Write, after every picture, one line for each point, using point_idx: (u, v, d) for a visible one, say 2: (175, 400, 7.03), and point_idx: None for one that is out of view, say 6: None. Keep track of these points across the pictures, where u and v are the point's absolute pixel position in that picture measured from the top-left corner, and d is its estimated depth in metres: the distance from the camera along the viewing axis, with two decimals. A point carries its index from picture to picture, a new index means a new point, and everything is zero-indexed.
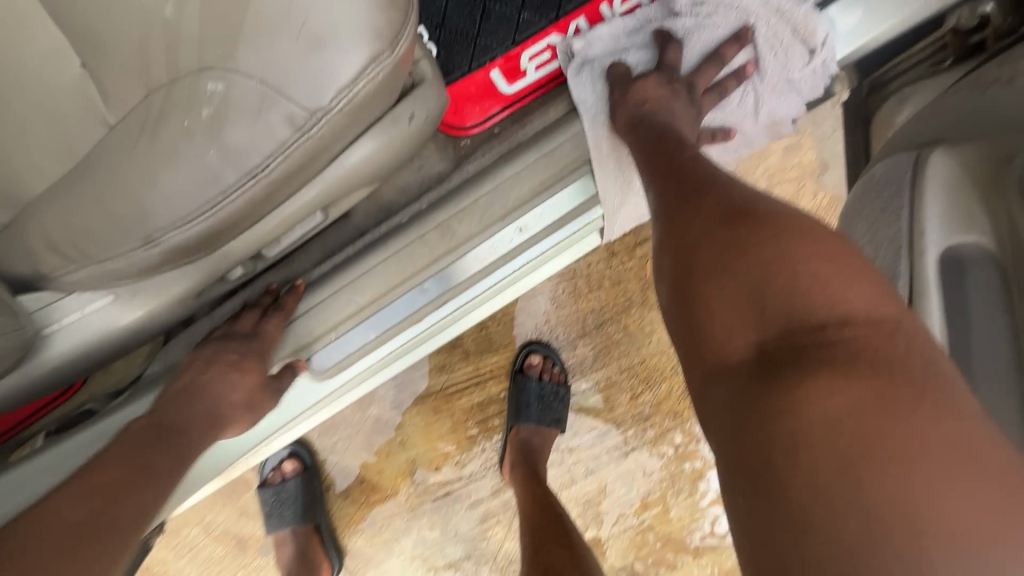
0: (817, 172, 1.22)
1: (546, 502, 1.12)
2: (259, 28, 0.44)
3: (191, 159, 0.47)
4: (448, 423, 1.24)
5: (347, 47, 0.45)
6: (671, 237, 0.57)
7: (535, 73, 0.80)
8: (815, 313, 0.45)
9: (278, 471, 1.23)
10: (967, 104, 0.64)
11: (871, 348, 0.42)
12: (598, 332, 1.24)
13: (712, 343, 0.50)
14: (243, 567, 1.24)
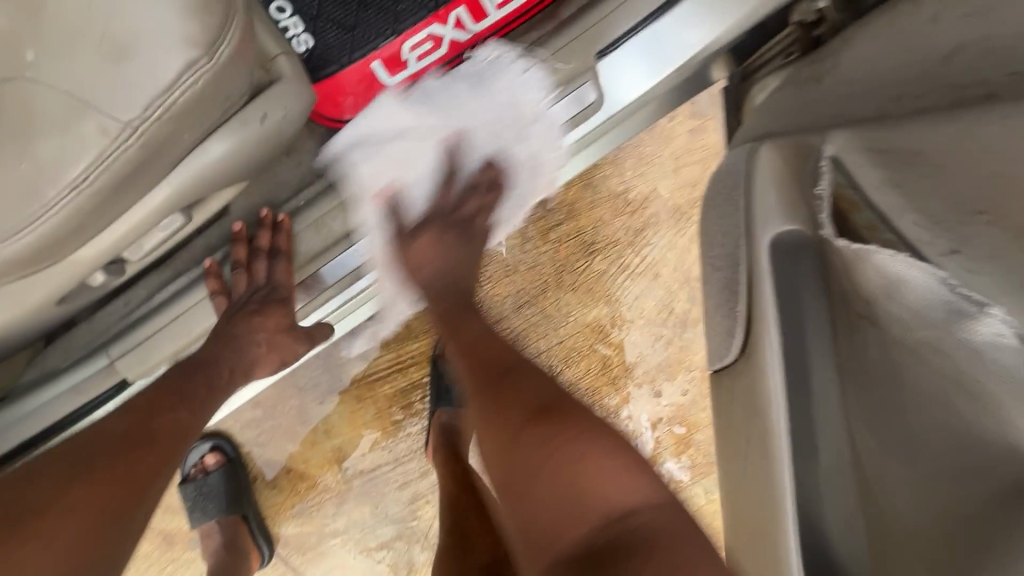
0: (721, 154, 1.26)
1: (466, 482, 1.15)
2: (65, 39, 0.45)
3: (11, 166, 0.46)
4: (372, 410, 1.26)
5: (156, 52, 0.45)
6: (499, 417, 0.72)
7: (417, 63, 0.78)
8: (607, 500, 0.62)
9: (200, 466, 1.24)
10: (792, 99, 0.69)
11: (654, 535, 0.58)
12: (517, 315, 1.28)
13: (593, 492, 0.63)
14: (172, 561, 1.25)
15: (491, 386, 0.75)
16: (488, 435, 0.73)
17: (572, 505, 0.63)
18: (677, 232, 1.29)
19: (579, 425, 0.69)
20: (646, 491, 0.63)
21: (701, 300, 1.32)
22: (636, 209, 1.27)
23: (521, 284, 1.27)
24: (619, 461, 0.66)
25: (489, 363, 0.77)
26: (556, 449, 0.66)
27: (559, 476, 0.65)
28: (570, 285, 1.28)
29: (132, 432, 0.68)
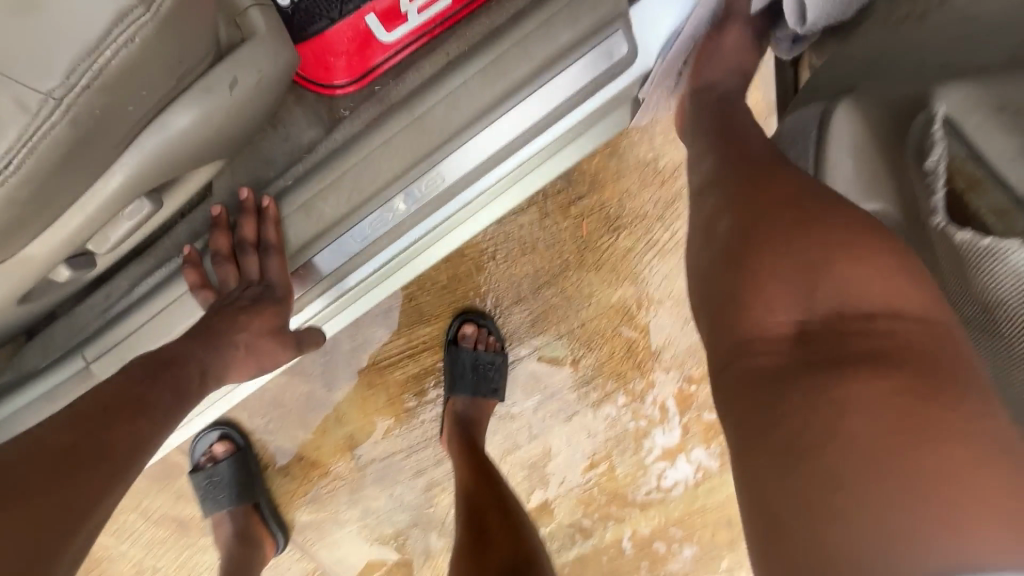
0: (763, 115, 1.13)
1: (481, 473, 1.11)
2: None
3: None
4: (384, 396, 1.20)
5: (80, 6, 0.36)
6: (744, 203, 0.54)
7: (418, 16, 0.65)
8: (864, 301, 0.45)
9: (209, 454, 1.21)
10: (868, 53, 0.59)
11: (907, 356, 0.42)
12: (536, 297, 1.19)
13: (750, 316, 0.49)
14: (189, 546, 1.24)
15: (744, 190, 0.55)
16: (707, 250, 0.56)
17: (807, 346, 0.46)
18: None
19: (872, 245, 0.47)
20: (925, 307, 0.45)
21: None
22: (666, 179, 1.15)
23: (539, 264, 1.17)
24: (879, 358, 0.42)
25: (758, 162, 0.56)
26: (805, 233, 0.49)
27: (806, 271, 0.48)
28: (592, 264, 1.18)
29: (77, 444, 0.55)
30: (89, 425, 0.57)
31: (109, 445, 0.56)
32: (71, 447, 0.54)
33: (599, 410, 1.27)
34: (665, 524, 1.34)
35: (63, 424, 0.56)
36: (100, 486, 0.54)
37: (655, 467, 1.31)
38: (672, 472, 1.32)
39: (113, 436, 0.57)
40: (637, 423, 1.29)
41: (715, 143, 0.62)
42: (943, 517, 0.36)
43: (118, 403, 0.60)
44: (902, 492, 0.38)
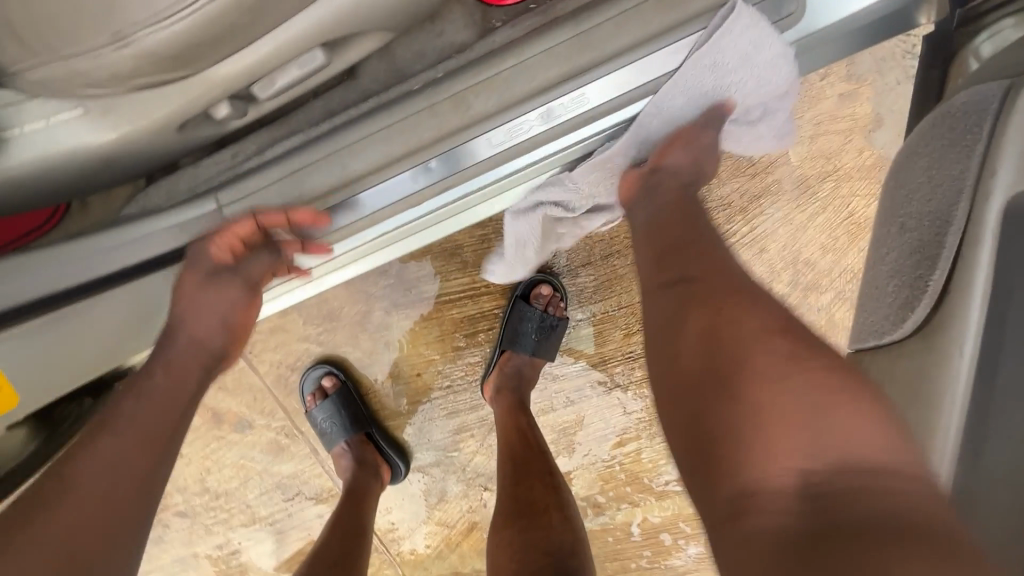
0: (869, 128, 1.12)
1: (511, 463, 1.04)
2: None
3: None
4: (436, 330, 1.22)
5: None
6: (690, 300, 0.60)
7: None
8: (834, 457, 0.45)
9: (317, 392, 1.23)
10: None
11: (872, 481, 0.43)
12: (603, 264, 1.19)
13: (753, 482, 0.47)
14: (218, 438, 1.26)
15: (739, 301, 0.58)
16: (665, 289, 0.64)
17: (711, 360, 0.55)
18: (797, 206, 1.17)
19: (754, 304, 0.58)
20: (904, 460, 0.45)
21: (805, 286, 1.21)
22: (759, 172, 1.15)
23: (616, 231, 1.17)
24: (797, 348, 0.52)
25: (722, 287, 0.60)
26: (730, 402, 0.51)
27: (747, 425, 0.49)
28: None
29: (137, 418, 0.62)
30: (146, 394, 0.64)
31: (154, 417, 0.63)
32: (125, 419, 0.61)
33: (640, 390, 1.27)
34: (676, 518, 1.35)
35: (131, 395, 0.63)
36: (165, 451, 0.63)
37: None
38: None
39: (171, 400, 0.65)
40: None
41: (694, 266, 0.63)
42: (844, 455, 0.45)
43: (172, 382, 0.66)
44: (818, 458, 0.45)
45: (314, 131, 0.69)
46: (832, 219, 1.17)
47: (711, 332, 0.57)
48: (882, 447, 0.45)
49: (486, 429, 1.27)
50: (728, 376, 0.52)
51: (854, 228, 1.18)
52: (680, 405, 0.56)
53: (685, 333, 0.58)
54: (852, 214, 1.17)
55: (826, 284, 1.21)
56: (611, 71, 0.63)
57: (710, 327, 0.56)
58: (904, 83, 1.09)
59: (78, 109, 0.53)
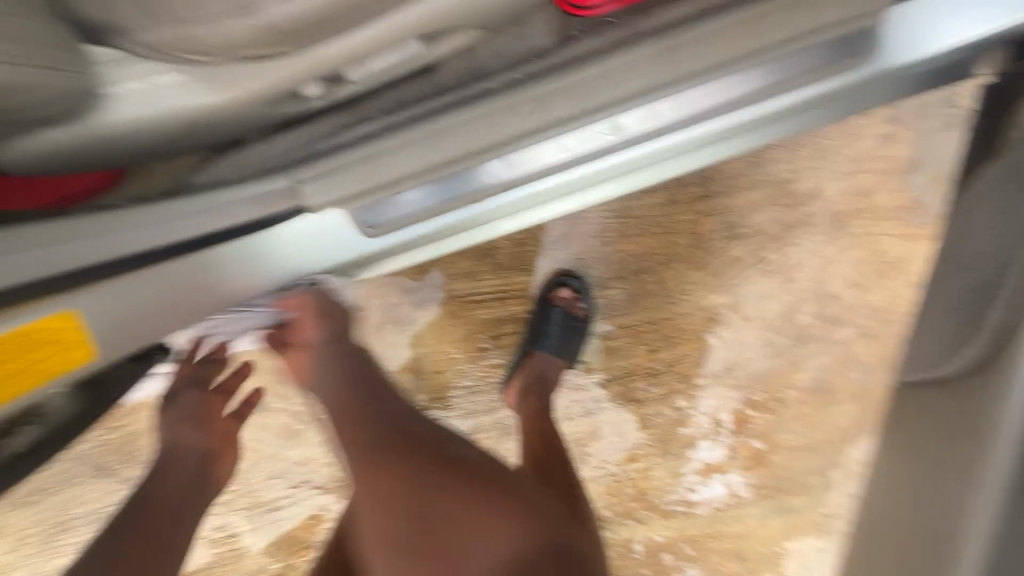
0: (906, 170, 1.15)
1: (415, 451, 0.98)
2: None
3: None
4: (461, 329, 1.22)
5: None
6: (386, 471, 0.96)
7: None
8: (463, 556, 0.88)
9: None
10: None
11: (471, 522, 0.90)
12: (634, 277, 1.20)
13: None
14: None
15: (410, 477, 0.95)
16: (370, 452, 1.00)
17: (429, 532, 0.91)
18: (828, 239, 1.19)
19: (454, 461, 0.97)
20: (520, 543, 0.88)
21: (827, 319, 1.23)
22: (794, 203, 1.17)
23: (649, 246, 1.19)
24: (466, 477, 0.94)
25: (395, 441, 1.00)
26: (442, 505, 0.92)
27: (451, 531, 0.90)
28: (698, 263, 1.20)
29: (173, 472, 0.96)
30: (176, 459, 0.98)
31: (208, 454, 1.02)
32: (143, 489, 0.92)
33: (656, 406, 1.28)
34: (679, 539, 1.35)
35: (165, 474, 0.95)
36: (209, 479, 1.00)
37: (690, 478, 1.32)
38: (703, 489, 1.33)
39: (183, 510, 0.91)
40: (687, 430, 1.30)
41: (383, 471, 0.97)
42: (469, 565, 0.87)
43: (152, 490, 0.91)
44: (468, 537, 0.89)
45: (391, 119, 0.69)
46: (861, 255, 1.20)
47: (412, 485, 0.95)
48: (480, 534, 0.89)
49: (501, 432, 1.27)
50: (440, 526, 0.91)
51: (881, 266, 1.20)
52: (372, 496, 0.96)
53: (357, 494, 0.99)
54: (881, 253, 1.19)
55: (848, 319, 1.23)
56: (685, 89, 0.67)
57: (416, 514, 0.92)
58: (942, 130, 1.12)
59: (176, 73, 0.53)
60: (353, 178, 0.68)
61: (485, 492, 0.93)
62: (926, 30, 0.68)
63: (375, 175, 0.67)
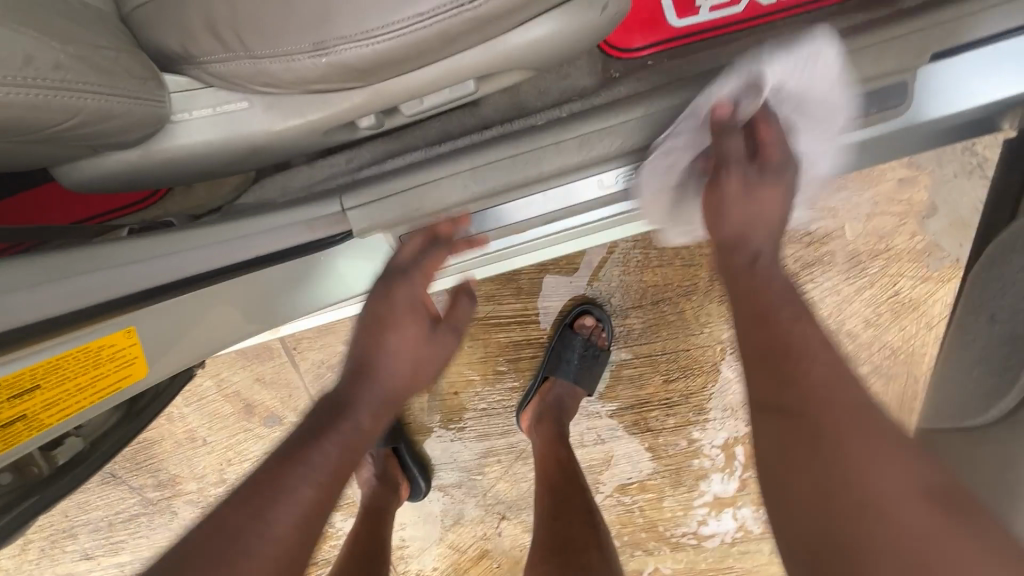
0: (923, 214, 1.17)
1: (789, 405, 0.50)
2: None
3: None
4: (480, 352, 1.23)
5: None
6: (757, 326, 0.55)
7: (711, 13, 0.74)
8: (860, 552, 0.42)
9: None
10: None
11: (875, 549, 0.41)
12: (653, 308, 1.22)
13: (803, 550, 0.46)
14: (244, 431, 1.25)
15: (772, 356, 0.53)
16: (764, 413, 0.52)
17: (807, 426, 0.48)
18: (847, 278, 1.21)
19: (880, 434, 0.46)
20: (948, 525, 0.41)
21: (845, 356, 1.23)
22: (814, 242, 1.19)
23: (670, 278, 1.20)
24: (933, 505, 0.42)
25: (785, 331, 0.55)
26: (793, 380, 0.51)
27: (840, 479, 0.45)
28: (717, 296, 1.21)
29: (279, 484, 0.50)
30: (328, 459, 0.53)
31: (350, 446, 0.56)
32: (255, 484, 0.50)
33: (671, 437, 1.27)
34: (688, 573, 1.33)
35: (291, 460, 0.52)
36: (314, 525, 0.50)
37: (702, 511, 1.30)
38: (715, 522, 1.31)
39: (296, 551, 0.48)
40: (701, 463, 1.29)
41: (820, 406, 0.48)
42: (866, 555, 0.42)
43: (276, 490, 0.49)
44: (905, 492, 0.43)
45: (435, 151, 0.72)
46: (878, 295, 1.21)
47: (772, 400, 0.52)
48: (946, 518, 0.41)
49: (515, 456, 1.27)
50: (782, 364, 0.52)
51: (898, 307, 1.21)
52: (777, 448, 0.50)
53: (759, 429, 0.52)
54: (899, 293, 1.21)
55: (865, 357, 1.24)
56: None
57: (803, 393, 0.49)
58: (961, 177, 1.14)
59: (246, 103, 0.56)
60: (393, 205, 0.68)
61: (870, 426, 0.47)
62: (954, 92, 0.69)
63: (418, 203, 0.68)
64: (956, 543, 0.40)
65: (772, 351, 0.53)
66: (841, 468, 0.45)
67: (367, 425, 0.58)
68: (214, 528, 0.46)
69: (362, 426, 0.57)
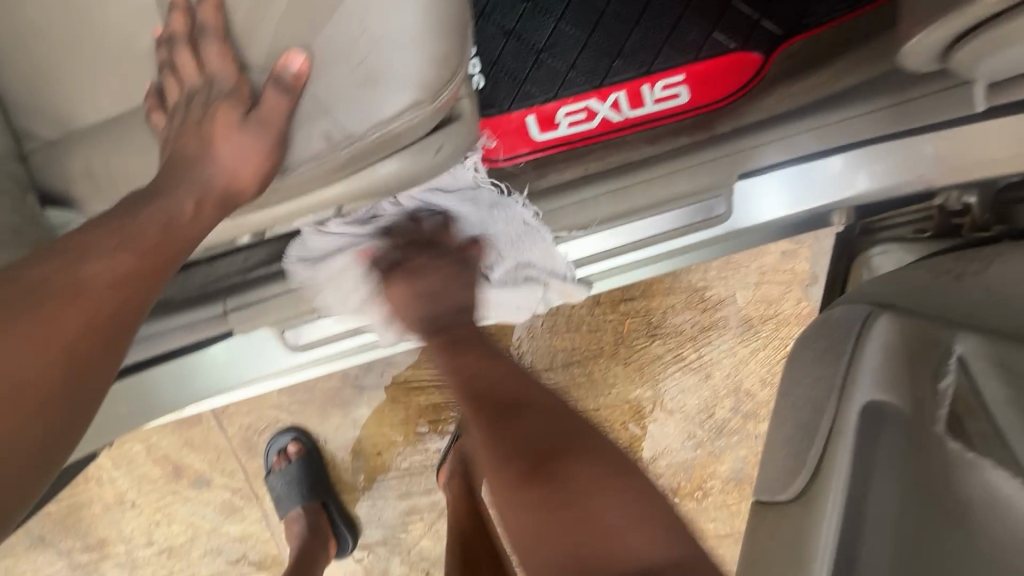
0: (806, 283, 1.28)
1: (546, 472, 0.54)
2: (314, 19, 0.50)
3: (237, 131, 0.53)
4: (401, 414, 1.30)
5: (391, 84, 0.50)
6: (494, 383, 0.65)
7: (567, 128, 0.87)
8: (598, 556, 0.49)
9: (282, 455, 1.28)
10: (927, 279, 0.63)
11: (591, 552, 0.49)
12: (564, 370, 1.30)
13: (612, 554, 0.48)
14: (173, 492, 1.29)
15: (497, 411, 0.61)
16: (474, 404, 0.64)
17: (538, 463, 0.55)
18: (741, 340, 1.30)
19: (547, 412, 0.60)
20: (671, 545, 0.50)
21: (743, 414, 1.32)
22: (708, 307, 1.29)
23: (578, 343, 1.29)
24: (613, 468, 0.55)
25: (489, 396, 0.63)
26: (531, 411, 0.61)
27: (571, 523, 0.50)
28: (622, 359, 1.30)
29: (83, 278, 0.47)
30: (127, 233, 0.51)
31: (173, 225, 0.53)
32: (39, 285, 0.46)
33: None
34: None
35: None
36: (77, 330, 0.45)
37: None
38: None
39: (49, 338, 0.44)
40: None
41: (506, 428, 0.59)
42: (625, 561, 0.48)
43: (66, 289, 0.46)
44: (603, 498, 0.52)
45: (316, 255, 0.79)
46: (771, 356, 1.31)
47: (544, 421, 0.60)
48: (640, 526, 0.50)
49: (436, 514, 1.32)
50: (514, 406, 0.62)
51: None
52: (525, 445, 0.57)
53: (508, 516, 0.55)
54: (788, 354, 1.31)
55: (763, 414, 1.33)
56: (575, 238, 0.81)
57: (547, 447, 0.55)
58: None
59: (76, 217, 0.63)
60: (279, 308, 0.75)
61: (612, 466, 0.55)
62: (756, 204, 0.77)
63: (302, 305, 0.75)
64: (649, 528, 0.51)
65: (550, 448, 0.56)
66: (590, 491, 0.52)
67: (182, 228, 0.53)
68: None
69: (185, 206, 0.54)
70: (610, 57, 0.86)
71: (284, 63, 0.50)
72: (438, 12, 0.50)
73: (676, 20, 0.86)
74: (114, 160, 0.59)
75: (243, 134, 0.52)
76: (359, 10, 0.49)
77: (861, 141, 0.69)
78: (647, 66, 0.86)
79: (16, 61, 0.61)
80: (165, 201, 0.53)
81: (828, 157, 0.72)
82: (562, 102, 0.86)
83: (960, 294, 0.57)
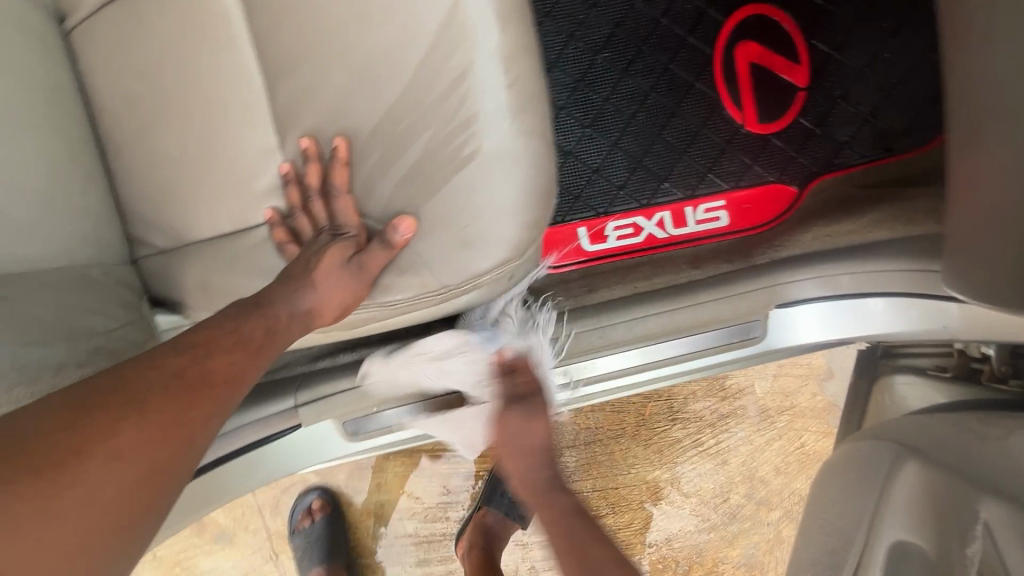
0: (822, 377, 1.34)
1: None
2: (430, 187, 0.57)
3: (339, 272, 0.58)
4: (426, 481, 1.33)
5: (490, 245, 0.57)
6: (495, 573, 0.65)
7: (615, 241, 0.94)
8: None
9: (306, 515, 1.32)
10: (952, 432, 0.69)
11: None
12: (586, 448, 1.34)
13: None
14: (194, 546, 1.31)
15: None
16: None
17: None
18: (757, 430, 1.35)
19: None
20: None
21: (757, 501, 1.36)
22: (728, 396, 1.35)
23: (602, 422, 1.34)
24: None
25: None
26: None
27: None
28: (643, 440, 1.34)
29: (211, 371, 0.49)
30: (239, 335, 0.53)
31: (272, 332, 0.55)
32: (177, 372, 0.47)
33: None
34: None
35: (139, 380, 0.45)
36: (202, 419, 0.47)
37: None
38: None
39: (181, 424, 0.45)
40: None
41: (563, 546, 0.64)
42: None
43: (199, 379, 0.48)
44: None
45: (377, 349, 0.83)
46: (786, 446, 1.35)
47: None
48: None
49: None
50: None
51: (804, 458, 1.35)
52: None
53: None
54: (804, 446, 1.35)
55: (777, 503, 1.36)
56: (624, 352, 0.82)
57: None
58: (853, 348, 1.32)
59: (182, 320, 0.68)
60: (343, 403, 0.79)
61: None
62: (785, 330, 0.82)
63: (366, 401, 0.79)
64: None
65: None
66: None
67: (278, 338, 0.55)
68: (123, 379, 0.45)
69: (282, 319, 0.56)
70: (657, 178, 0.94)
71: (394, 226, 0.57)
72: (534, 188, 0.58)
73: (721, 148, 0.93)
74: (225, 280, 0.65)
75: (346, 276, 0.58)
76: (467, 183, 0.57)
77: (895, 291, 0.74)
78: (692, 189, 0.94)
79: (143, 181, 0.68)
80: (267, 311, 0.55)
81: (866, 298, 0.77)
82: (616, 217, 0.94)
83: (980, 454, 0.64)
